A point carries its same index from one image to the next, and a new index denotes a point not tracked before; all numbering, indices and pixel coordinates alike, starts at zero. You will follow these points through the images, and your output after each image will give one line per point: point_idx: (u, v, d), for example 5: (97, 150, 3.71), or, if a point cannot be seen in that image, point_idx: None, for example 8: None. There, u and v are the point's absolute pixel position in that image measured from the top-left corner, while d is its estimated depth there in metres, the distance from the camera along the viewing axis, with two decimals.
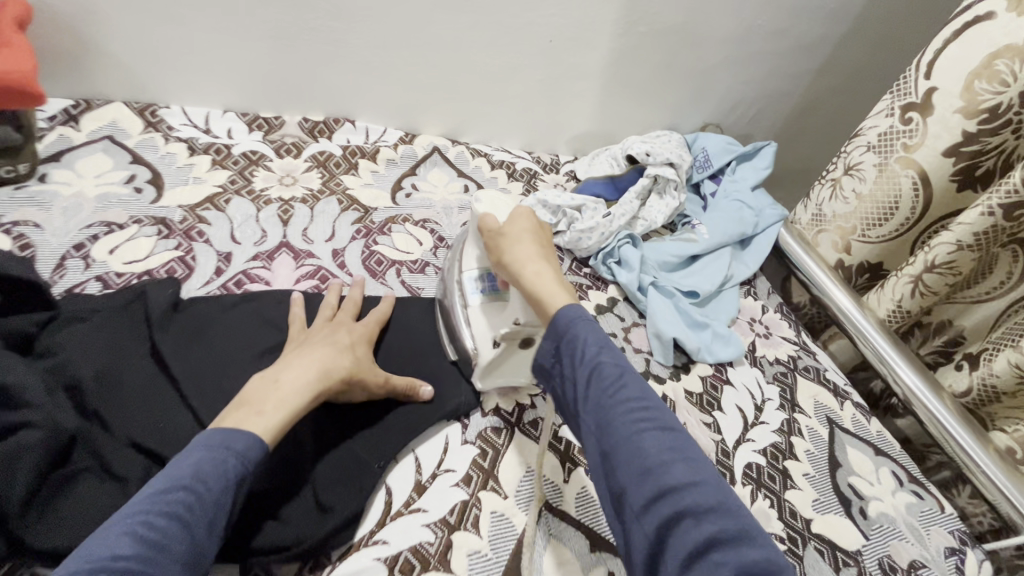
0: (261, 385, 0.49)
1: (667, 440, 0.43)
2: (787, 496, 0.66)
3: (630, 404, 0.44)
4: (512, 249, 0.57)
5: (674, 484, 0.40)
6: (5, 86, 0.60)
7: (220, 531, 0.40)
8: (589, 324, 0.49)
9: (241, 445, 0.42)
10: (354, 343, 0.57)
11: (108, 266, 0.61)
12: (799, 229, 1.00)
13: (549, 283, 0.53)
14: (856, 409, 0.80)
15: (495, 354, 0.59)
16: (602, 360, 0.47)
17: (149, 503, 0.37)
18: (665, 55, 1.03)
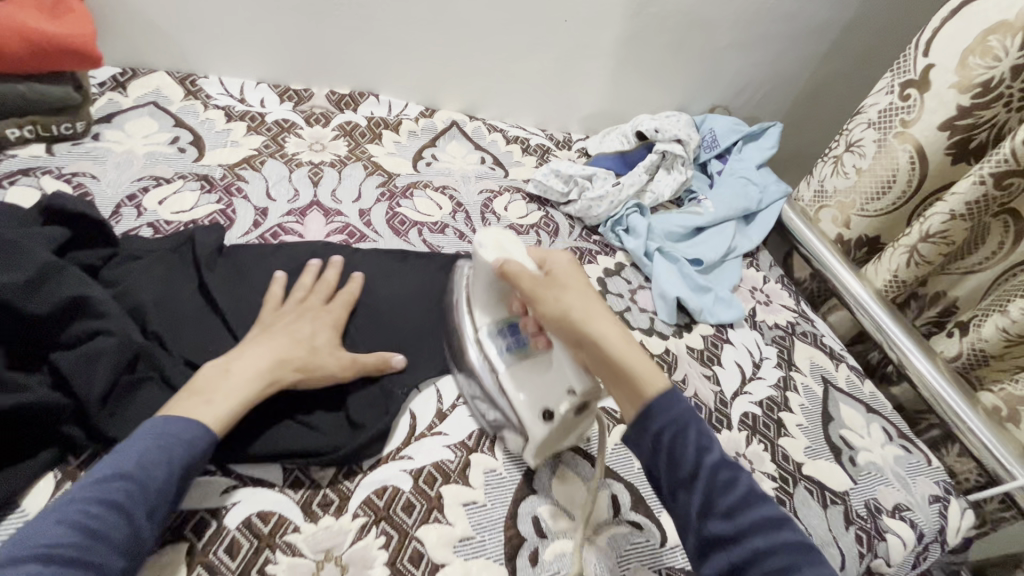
0: (212, 372, 0.48)
1: (809, 562, 0.40)
2: (780, 442, 0.70)
3: (762, 520, 0.41)
4: (585, 315, 0.50)
5: None
6: (67, 47, 0.65)
7: (165, 516, 0.41)
8: (699, 423, 0.45)
9: (187, 433, 0.44)
10: (317, 329, 0.56)
11: (158, 215, 0.67)
12: (802, 206, 1.04)
13: (641, 358, 0.48)
14: (850, 370, 0.84)
15: (549, 430, 0.53)
16: (722, 468, 0.43)
17: (90, 491, 0.39)
18: (676, 36, 1.07)
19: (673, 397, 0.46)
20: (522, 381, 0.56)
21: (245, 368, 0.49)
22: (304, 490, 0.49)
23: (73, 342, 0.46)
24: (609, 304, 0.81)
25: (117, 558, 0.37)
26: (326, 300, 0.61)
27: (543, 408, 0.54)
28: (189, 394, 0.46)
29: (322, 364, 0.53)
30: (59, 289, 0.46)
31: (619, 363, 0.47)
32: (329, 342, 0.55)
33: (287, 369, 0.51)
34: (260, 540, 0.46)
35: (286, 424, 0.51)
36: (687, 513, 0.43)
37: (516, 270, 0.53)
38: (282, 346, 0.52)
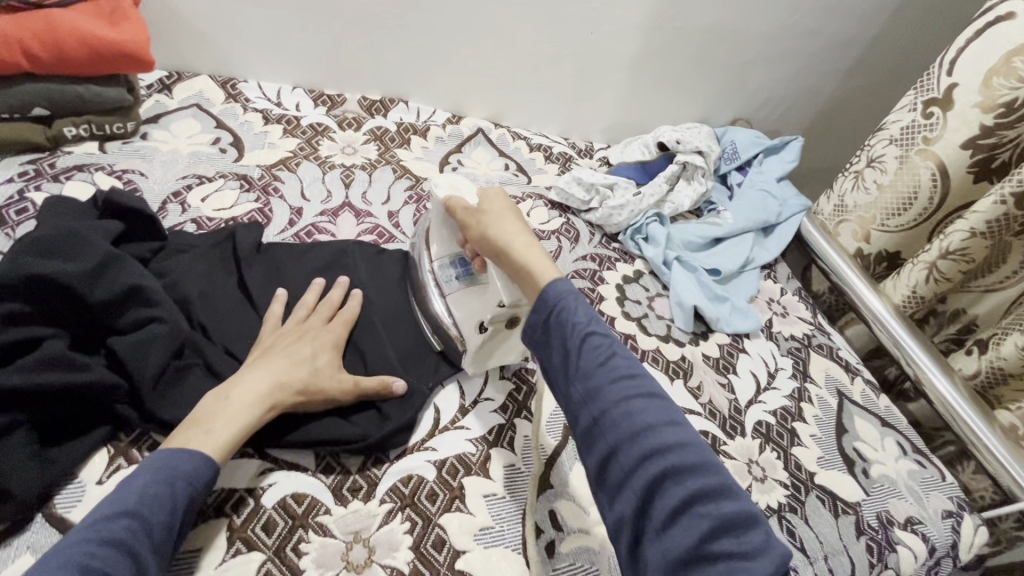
0: (209, 403, 0.48)
1: (655, 406, 0.42)
2: (793, 451, 0.71)
3: (618, 375, 0.43)
4: (497, 227, 0.55)
5: (664, 447, 0.40)
6: (124, 53, 0.69)
7: (167, 555, 0.40)
8: (576, 299, 0.47)
9: (190, 466, 0.43)
10: (317, 350, 0.55)
11: (201, 212, 0.71)
12: (821, 219, 1.04)
13: (538, 256, 0.51)
14: (865, 384, 0.85)
15: (482, 339, 0.60)
16: (594, 333, 0.45)
17: (90, 533, 0.37)
18: (700, 49, 1.09)
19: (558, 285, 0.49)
20: (460, 300, 0.61)
21: (245, 395, 0.48)
22: (335, 475, 0.52)
23: (127, 329, 0.49)
24: (627, 310, 0.82)
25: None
26: (327, 316, 0.60)
27: (476, 321, 0.60)
28: (189, 425, 0.46)
29: (322, 387, 0.52)
30: (116, 279, 0.50)
31: (518, 263, 0.52)
32: (330, 363, 0.55)
33: (285, 392, 0.50)
34: (295, 520, 0.48)
35: (316, 414, 0.54)
36: (560, 378, 0.46)
37: (453, 202, 0.59)
38: (281, 370, 0.51)
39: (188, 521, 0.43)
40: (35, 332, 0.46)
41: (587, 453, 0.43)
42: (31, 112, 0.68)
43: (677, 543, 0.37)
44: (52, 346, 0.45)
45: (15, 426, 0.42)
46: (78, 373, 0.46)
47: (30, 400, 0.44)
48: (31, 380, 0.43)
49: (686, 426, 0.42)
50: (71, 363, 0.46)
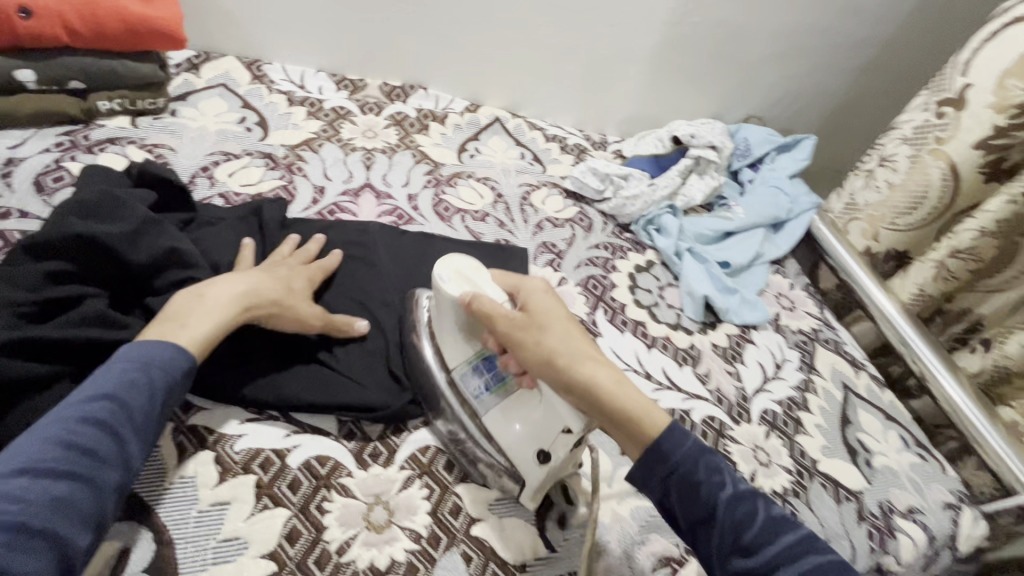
0: (185, 298, 0.50)
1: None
2: (798, 439, 0.73)
3: (787, 547, 0.40)
4: (573, 358, 0.47)
5: None
6: (157, 30, 0.71)
7: (151, 434, 0.43)
8: (709, 457, 0.44)
9: (165, 357, 0.45)
10: (293, 277, 0.58)
11: (228, 187, 0.73)
12: (833, 217, 1.04)
13: (635, 397, 0.46)
14: (870, 378, 0.86)
15: (544, 472, 0.50)
16: (738, 501, 0.42)
17: (73, 413, 0.40)
18: (717, 45, 1.10)
19: (678, 438, 0.44)
20: (508, 416, 0.51)
21: (221, 295, 0.51)
22: (356, 441, 0.54)
23: (163, 289, 0.51)
24: (638, 298, 0.84)
25: (111, 473, 0.40)
26: (304, 263, 0.63)
27: (537, 451, 0.49)
28: (165, 319, 0.48)
29: (296, 309, 0.55)
30: (153, 242, 0.52)
31: (616, 409, 0.45)
32: (303, 291, 0.58)
33: (258, 303, 0.53)
34: (318, 480, 0.50)
35: (340, 383, 0.56)
36: (710, 550, 0.42)
37: (495, 311, 0.48)
38: (255, 283, 0.54)
39: (171, 405, 0.46)
40: (76, 290, 0.48)
41: None
42: (67, 85, 0.70)
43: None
44: (92, 304, 0.47)
45: (56, 377, 0.44)
46: (117, 329, 0.47)
47: (71, 353, 0.45)
48: (73, 333, 0.45)
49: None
50: (110, 320, 0.47)
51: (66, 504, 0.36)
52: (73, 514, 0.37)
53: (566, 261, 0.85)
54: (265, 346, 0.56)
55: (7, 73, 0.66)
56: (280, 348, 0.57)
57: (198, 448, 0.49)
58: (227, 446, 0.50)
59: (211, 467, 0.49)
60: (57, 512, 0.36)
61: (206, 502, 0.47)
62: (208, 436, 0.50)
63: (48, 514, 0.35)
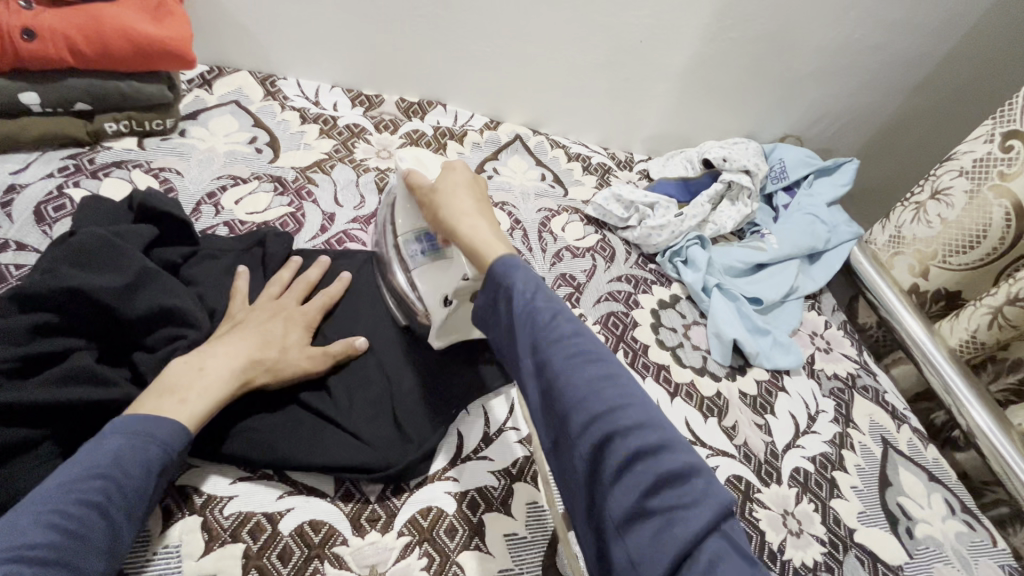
0: (182, 368, 0.47)
1: (598, 369, 0.41)
2: (832, 504, 0.67)
3: (560, 341, 0.42)
4: (451, 207, 0.54)
5: (607, 409, 0.39)
6: (166, 50, 0.68)
7: (138, 518, 0.40)
8: (522, 272, 0.46)
9: (166, 432, 0.42)
10: (288, 328, 0.55)
11: (234, 215, 0.70)
12: (875, 248, 0.99)
13: (487, 233, 0.51)
14: (912, 433, 0.80)
15: (448, 313, 0.57)
16: (536, 305, 0.44)
17: (64, 491, 0.37)
18: (755, 62, 1.04)
19: (503, 259, 0.47)
20: (427, 276, 0.60)
21: (220, 367, 0.48)
22: (354, 503, 0.51)
23: (156, 346, 0.48)
24: (661, 339, 0.79)
25: (96, 561, 0.36)
26: (302, 291, 0.60)
27: (442, 294, 0.58)
28: (160, 393, 0.45)
29: (290, 362, 0.53)
30: (151, 294, 0.49)
31: (464, 241, 0.51)
32: (301, 342, 0.55)
33: (257, 369, 0.50)
34: (311, 549, 0.47)
35: (338, 437, 0.52)
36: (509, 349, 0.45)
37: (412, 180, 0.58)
38: (253, 347, 0.51)
39: (162, 487, 0.43)
40: (65, 344, 0.45)
41: (540, 416, 0.42)
42: (73, 107, 0.68)
43: (624, 499, 0.37)
44: (80, 360, 0.45)
45: (34, 442, 0.41)
46: (104, 389, 0.44)
47: (53, 416, 0.42)
48: (56, 395, 0.42)
49: (629, 385, 0.41)
50: (98, 378, 0.45)
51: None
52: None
53: (585, 295, 0.80)
54: (263, 394, 0.53)
55: (12, 96, 0.63)
56: (279, 397, 0.53)
57: (185, 512, 0.47)
58: (215, 510, 0.47)
59: (198, 534, 0.46)
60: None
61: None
62: (197, 499, 0.47)
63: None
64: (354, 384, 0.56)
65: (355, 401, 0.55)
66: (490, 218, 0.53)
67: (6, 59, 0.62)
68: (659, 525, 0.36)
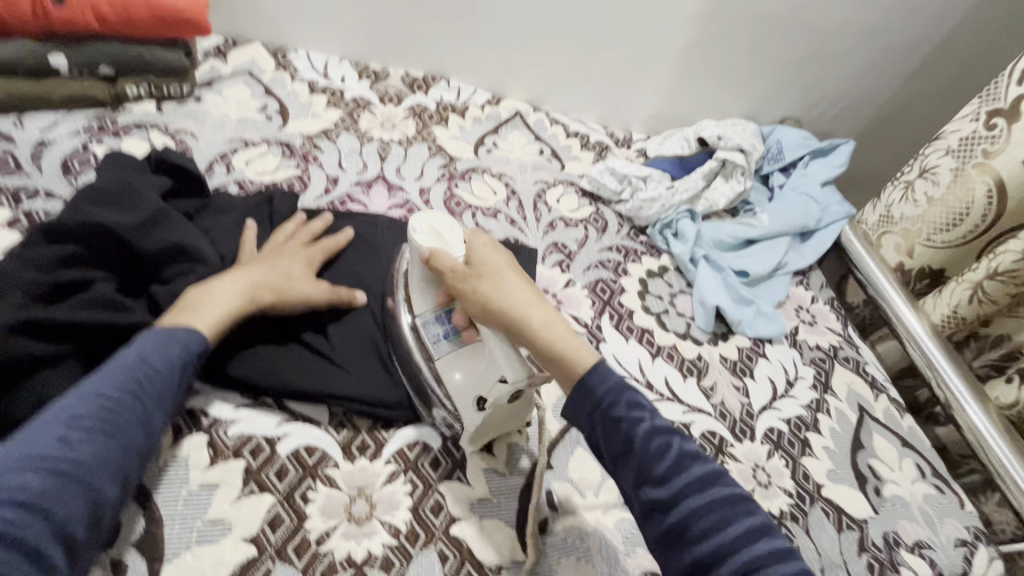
0: (196, 293, 0.51)
1: (735, 511, 0.41)
2: (803, 461, 0.70)
3: (692, 478, 0.42)
4: (512, 301, 0.50)
5: (756, 559, 0.39)
6: (179, 20, 0.72)
7: (170, 405, 0.46)
8: (632, 396, 0.46)
9: (187, 336, 0.48)
10: (292, 264, 0.59)
11: (244, 174, 0.74)
12: (866, 229, 1.00)
13: (565, 332, 0.50)
14: (890, 402, 0.82)
15: (483, 417, 0.53)
16: (655, 434, 0.44)
17: (106, 380, 0.43)
18: (751, 43, 1.06)
19: (602, 372, 0.47)
20: (463, 368, 0.53)
21: (226, 289, 0.52)
22: (346, 432, 0.55)
23: (170, 280, 0.53)
24: (647, 305, 0.82)
25: (135, 435, 0.42)
26: (305, 242, 0.65)
27: (476, 396, 0.52)
28: (177, 310, 0.50)
29: (296, 291, 0.57)
30: (165, 234, 0.54)
31: (547, 344, 0.49)
32: (303, 275, 0.59)
33: (263, 292, 0.55)
34: (305, 469, 0.52)
35: (333, 374, 0.56)
36: (628, 483, 0.44)
37: (442, 261, 0.52)
38: (259, 274, 0.55)
39: (189, 382, 0.48)
40: (86, 274, 0.50)
41: (670, 560, 0.41)
42: (98, 71, 0.72)
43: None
44: (101, 288, 0.50)
45: (61, 357, 0.46)
46: (121, 313, 0.49)
47: (76, 335, 0.47)
48: (80, 316, 0.47)
49: (772, 530, 0.41)
50: (117, 305, 0.50)
51: (101, 459, 0.39)
52: (107, 467, 0.40)
53: (575, 262, 0.84)
54: (266, 327, 0.57)
55: (40, 59, 0.68)
56: (279, 333, 0.58)
57: (192, 431, 0.51)
58: (219, 431, 0.52)
59: (203, 449, 0.51)
60: (92, 464, 0.39)
61: (197, 482, 0.49)
62: (204, 420, 0.52)
63: (84, 466, 0.38)
64: (351, 328, 0.60)
65: (353, 343, 0.59)
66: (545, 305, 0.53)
67: (37, 21, 0.67)
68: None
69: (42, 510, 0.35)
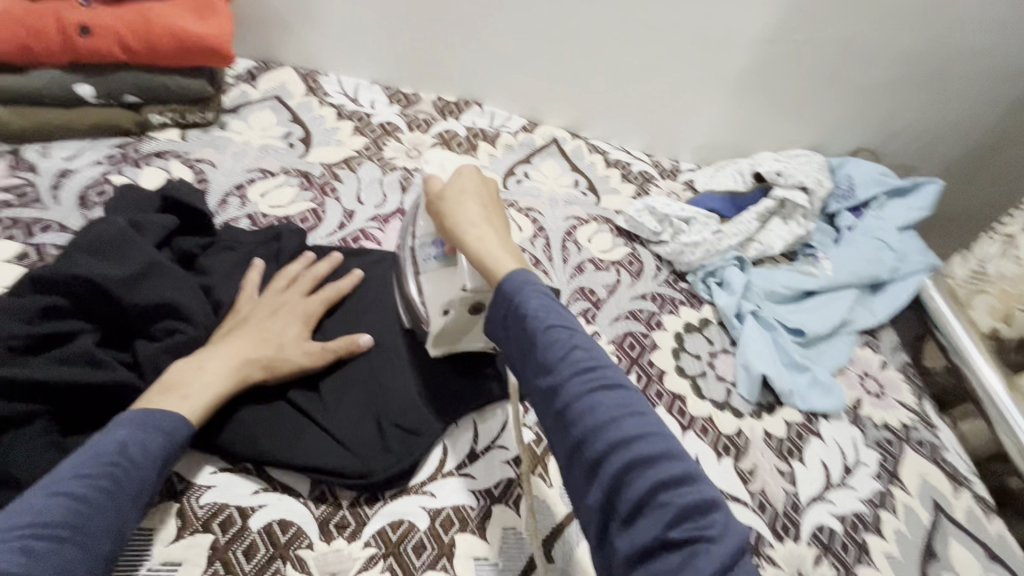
0: (183, 367, 0.49)
1: (616, 397, 0.40)
2: (858, 572, 0.59)
3: (579, 365, 0.41)
4: (457, 216, 0.50)
5: (626, 438, 0.38)
6: (202, 48, 0.71)
7: (146, 501, 0.43)
8: (536, 288, 0.44)
9: (170, 425, 0.44)
10: (287, 325, 0.56)
11: (258, 207, 0.72)
12: (953, 284, 0.87)
13: (496, 245, 0.48)
14: (974, 500, 0.69)
15: (444, 321, 0.55)
16: (551, 323, 0.42)
17: (75, 476, 0.39)
18: (818, 68, 0.94)
19: (514, 278, 0.45)
20: (433, 281, 0.55)
21: (211, 365, 0.50)
22: (325, 507, 0.50)
23: (158, 336, 0.50)
24: (682, 365, 0.73)
25: (104, 541, 0.39)
26: (308, 288, 0.61)
27: (440, 304, 0.55)
28: (163, 388, 0.47)
29: (286, 359, 0.53)
30: (154, 285, 0.51)
31: (472, 254, 0.48)
32: (298, 337, 0.55)
33: (254, 368, 0.52)
34: (276, 548, 0.47)
35: (316, 440, 0.52)
36: (523, 369, 0.43)
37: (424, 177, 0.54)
38: (251, 345, 0.53)
39: (168, 472, 0.45)
40: (71, 326, 0.48)
41: (553, 439, 0.41)
42: (124, 99, 0.72)
43: (642, 534, 0.36)
44: (82, 342, 0.47)
45: (31, 417, 0.44)
46: (100, 371, 0.47)
47: (49, 394, 0.45)
48: (54, 374, 0.45)
49: (650, 414, 0.40)
50: (96, 361, 0.47)
51: (65, 571, 0.36)
52: None
53: (602, 312, 0.76)
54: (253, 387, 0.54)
55: (69, 88, 0.69)
56: (267, 390, 0.54)
57: (166, 497, 0.48)
58: (192, 499, 0.49)
59: (172, 520, 0.47)
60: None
61: (162, 558, 0.45)
62: (179, 485, 0.49)
63: None
64: (343, 387, 0.55)
65: (342, 404, 0.54)
66: (497, 224, 0.51)
67: (64, 52, 0.68)
68: (680, 561, 0.35)
69: None
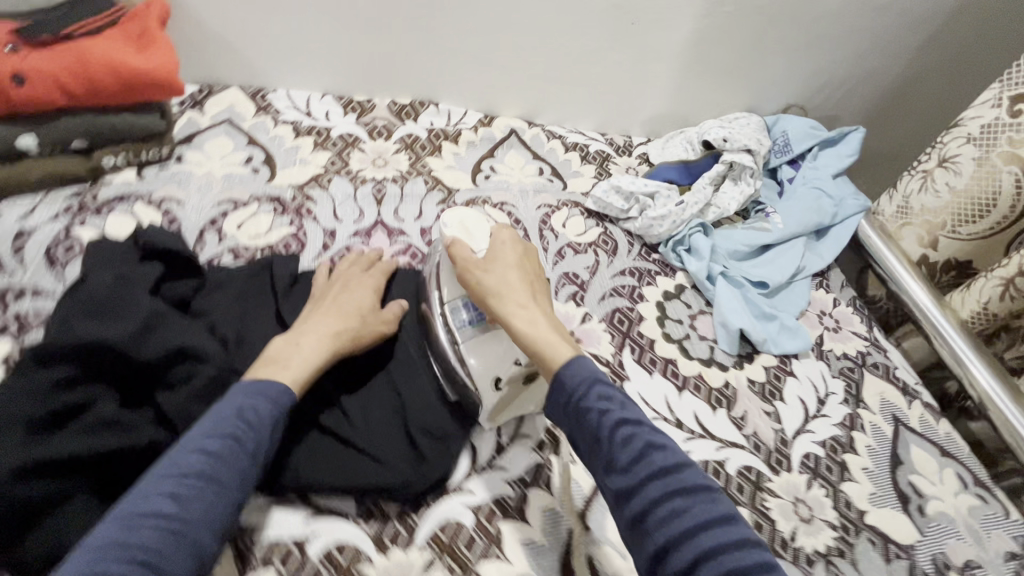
0: (282, 345, 0.54)
1: (697, 501, 0.44)
2: (843, 488, 0.68)
3: (654, 468, 0.46)
4: (507, 297, 0.57)
5: (711, 544, 0.42)
6: (155, 82, 0.69)
7: (265, 457, 0.47)
8: (604, 389, 0.50)
9: (277, 392, 0.49)
10: (362, 297, 0.62)
11: (237, 240, 0.71)
12: (882, 221, 0.98)
13: (547, 328, 0.55)
14: (924, 409, 0.80)
15: (499, 395, 0.57)
16: (625, 425, 0.48)
17: (207, 432, 0.45)
18: (749, 36, 1.00)
19: (575, 365, 0.51)
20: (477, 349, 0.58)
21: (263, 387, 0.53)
22: (375, 523, 0.53)
23: (177, 384, 0.50)
24: (668, 331, 0.79)
25: (235, 490, 0.44)
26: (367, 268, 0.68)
27: (493, 377, 0.57)
28: (266, 361, 0.52)
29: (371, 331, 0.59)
30: (164, 338, 0.51)
31: (526, 338, 0.54)
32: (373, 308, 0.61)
33: (344, 340, 0.57)
34: (338, 570, 0.50)
35: (358, 461, 0.54)
36: (599, 467, 0.48)
37: (458, 249, 0.60)
38: (335, 321, 0.58)
39: (280, 432, 0.50)
40: (87, 395, 0.47)
41: (638, 543, 0.45)
42: (71, 144, 0.69)
43: None
44: (105, 410, 0.47)
45: (69, 494, 0.43)
46: (128, 435, 0.47)
47: (80, 468, 0.44)
48: (85, 446, 0.44)
49: (732, 517, 0.44)
50: (122, 426, 0.47)
51: (205, 513, 0.42)
52: (208, 523, 0.42)
53: (589, 293, 0.81)
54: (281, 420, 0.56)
55: (9, 142, 0.65)
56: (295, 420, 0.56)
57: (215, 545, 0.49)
58: (248, 539, 0.50)
59: (231, 563, 0.49)
60: (197, 521, 0.41)
61: None
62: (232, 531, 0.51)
63: (191, 522, 0.41)
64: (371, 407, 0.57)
65: (376, 422, 0.56)
66: (540, 306, 0.58)
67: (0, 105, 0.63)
68: None
69: (153, 567, 0.38)
